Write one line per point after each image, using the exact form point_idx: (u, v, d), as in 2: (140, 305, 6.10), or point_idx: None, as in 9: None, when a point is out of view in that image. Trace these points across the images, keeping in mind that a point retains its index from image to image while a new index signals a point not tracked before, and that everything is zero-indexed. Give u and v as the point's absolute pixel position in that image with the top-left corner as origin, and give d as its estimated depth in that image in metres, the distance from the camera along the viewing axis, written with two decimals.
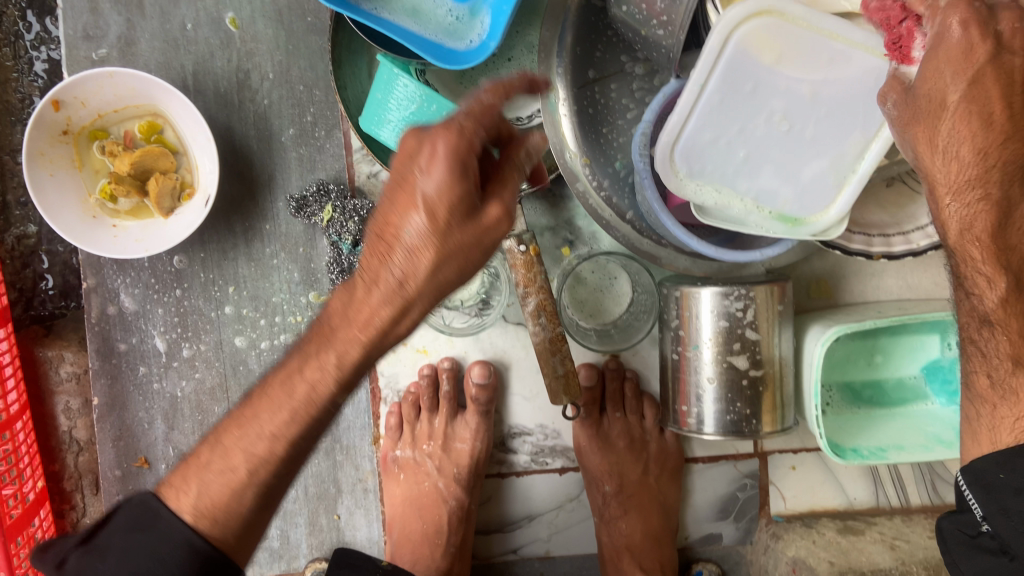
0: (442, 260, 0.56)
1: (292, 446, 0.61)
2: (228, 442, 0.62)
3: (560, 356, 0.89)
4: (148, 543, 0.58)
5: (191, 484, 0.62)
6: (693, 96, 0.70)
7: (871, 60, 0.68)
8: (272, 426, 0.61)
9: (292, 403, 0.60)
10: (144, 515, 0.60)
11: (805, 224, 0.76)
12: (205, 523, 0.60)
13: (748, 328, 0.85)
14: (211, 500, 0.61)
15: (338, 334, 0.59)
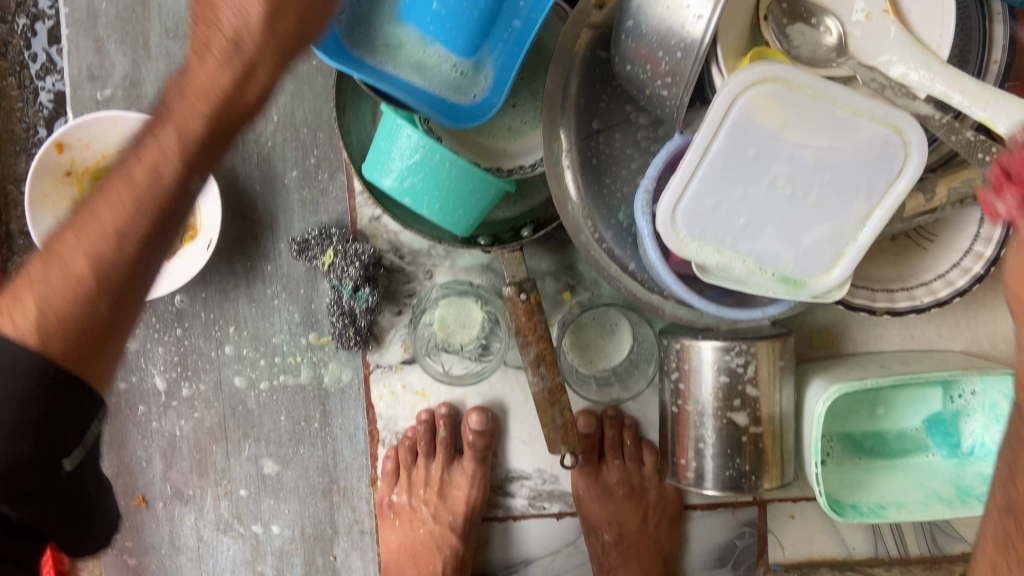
0: (274, 9, 0.59)
1: (141, 240, 0.57)
2: (64, 251, 0.56)
3: (558, 408, 0.89)
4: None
5: (26, 301, 0.54)
6: (696, 157, 0.70)
7: (875, 129, 0.68)
8: (115, 221, 0.57)
9: (127, 201, 0.58)
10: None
11: (806, 286, 0.76)
12: (48, 337, 0.53)
13: (748, 385, 0.84)
14: (54, 313, 0.54)
15: (176, 111, 0.61)
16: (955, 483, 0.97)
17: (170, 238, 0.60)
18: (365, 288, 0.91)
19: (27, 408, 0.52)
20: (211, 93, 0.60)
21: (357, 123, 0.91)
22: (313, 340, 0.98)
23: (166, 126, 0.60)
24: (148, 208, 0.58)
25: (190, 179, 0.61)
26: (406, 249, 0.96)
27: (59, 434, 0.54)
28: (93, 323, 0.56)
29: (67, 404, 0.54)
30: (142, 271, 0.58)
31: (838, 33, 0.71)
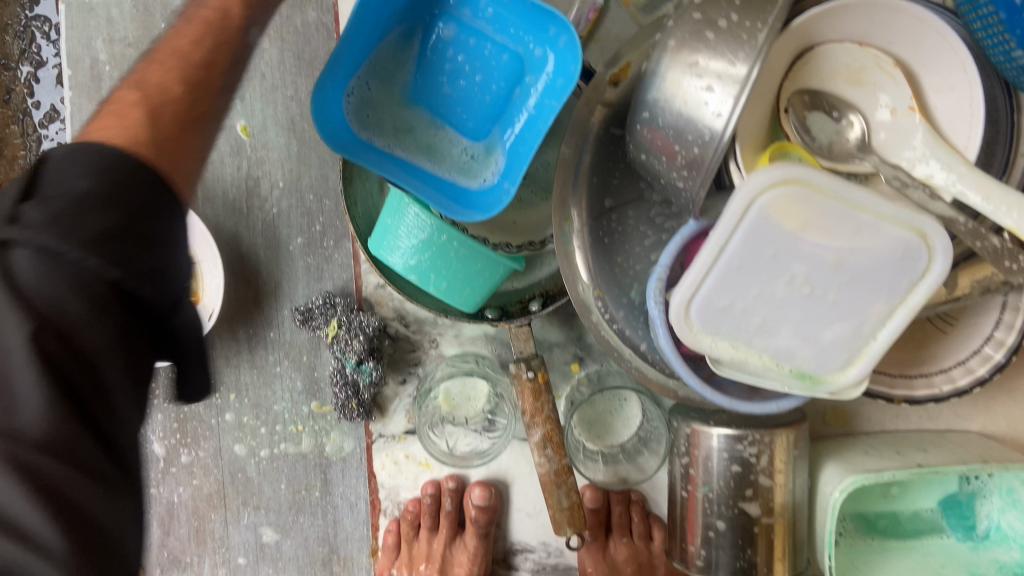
0: None
1: (220, 58, 0.62)
2: (151, 73, 0.58)
3: (564, 489, 0.86)
4: (94, 162, 0.48)
5: (124, 115, 0.54)
6: (712, 255, 0.69)
7: (900, 233, 0.66)
8: (195, 47, 0.61)
9: (187, 62, 0.60)
10: (85, 158, 0.48)
11: (823, 383, 0.74)
12: (124, 135, 0.52)
13: (761, 475, 0.82)
14: (164, 120, 0.55)
15: None
16: (971, 569, 0.94)
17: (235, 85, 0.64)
18: (370, 361, 0.90)
19: (120, 196, 0.47)
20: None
21: (363, 193, 0.88)
22: (315, 408, 0.96)
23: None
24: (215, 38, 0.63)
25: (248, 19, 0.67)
26: (411, 317, 0.94)
27: (143, 192, 0.49)
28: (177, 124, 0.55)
29: (153, 188, 0.50)
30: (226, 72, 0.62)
31: (862, 129, 0.70)
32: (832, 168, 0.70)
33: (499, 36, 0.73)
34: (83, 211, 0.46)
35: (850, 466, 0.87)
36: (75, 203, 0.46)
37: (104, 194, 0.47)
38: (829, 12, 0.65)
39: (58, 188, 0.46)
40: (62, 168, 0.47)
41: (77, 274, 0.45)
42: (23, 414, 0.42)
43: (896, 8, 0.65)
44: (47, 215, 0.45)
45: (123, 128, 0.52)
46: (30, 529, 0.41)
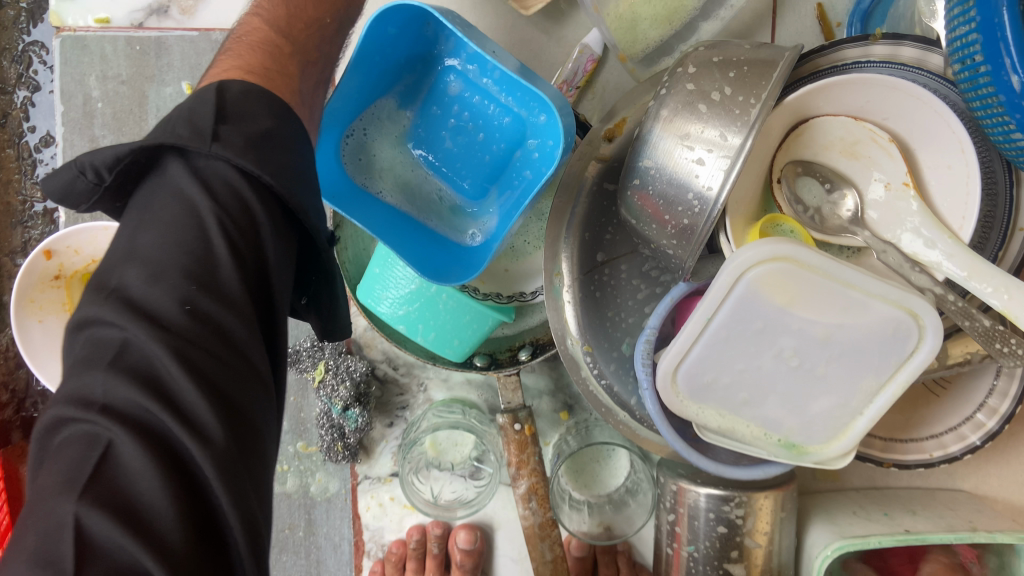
0: None
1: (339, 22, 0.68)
2: (290, 24, 0.65)
3: (548, 542, 0.86)
4: (261, 101, 0.54)
5: (247, 58, 0.59)
6: (699, 326, 0.68)
7: (890, 312, 0.65)
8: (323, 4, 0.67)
9: (322, 22, 0.67)
10: (247, 90, 0.54)
11: (809, 452, 0.73)
12: (274, 77, 0.58)
13: (747, 536, 0.81)
14: (282, 66, 0.60)
15: None
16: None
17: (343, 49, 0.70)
18: (356, 407, 0.89)
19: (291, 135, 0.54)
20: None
21: (353, 238, 0.87)
22: (301, 448, 0.95)
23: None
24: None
25: None
26: (401, 360, 0.95)
27: (300, 140, 0.55)
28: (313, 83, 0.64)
29: (304, 141, 0.56)
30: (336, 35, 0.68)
31: (855, 205, 0.68)
32: (823, 240, 0.69)
33: (504, 97, 0.71)
34: (270, 146, 0.51)
35: (838, 529, 0.87)
36: (264, 132, 0.52)
37: (281, 132, 0.53)
38: (820, 89, 0.65)
39: (246, 116, 0.52)
40: (247, 99, 0.53)
41: (261, 191, 0.50)
42: (211, 311, 0.46)
43: (891, 86, 0.64)
44: (244, 135, 0.50)
45: (266, 72, 0.58)
46: (198, 412, 0.43)
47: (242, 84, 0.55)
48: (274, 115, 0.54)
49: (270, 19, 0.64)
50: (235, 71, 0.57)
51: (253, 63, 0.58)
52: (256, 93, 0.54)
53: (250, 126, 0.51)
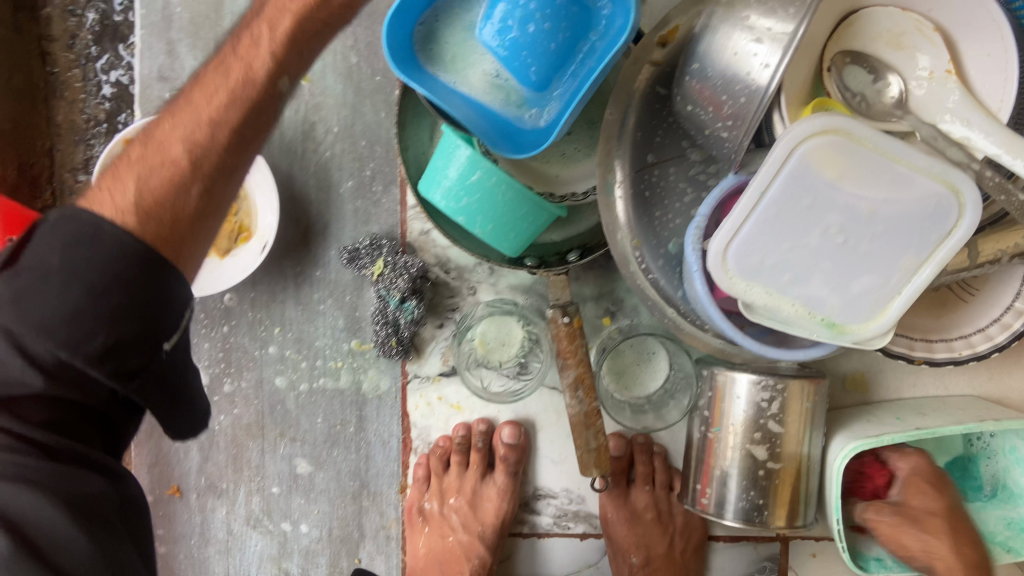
0: (280, 55, 0.70)
1: (233, 131, 0.67)
2: (162, 136, 0.66)
3: (593, 431, 0.90)
4: (84, 241, 0.58)
5: (127, 180, 0.64)
6: (752, 200, 0.72)
7: (932, 187, 0.70)
8: (208, 114, 0.66)
9: (194, 133, 0.66)
10: (86, 229, 0.58)
11: (849, 332, 0.77)
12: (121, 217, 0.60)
13: (771, 420, 0.86)
14: (153, 193, 0.63)
15: (228, 67, 0.69)
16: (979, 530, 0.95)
17: (222, 177, 0.67)
18: (412, 300, 0.94)
19: (111, 292, 0.58)
20: (299, 39, 0.70)
21: (414, 141, 0.92)
22: (354, 346, 1.00)
23: (255, 55, 0.69)
24: (237, 102, 0.68)
25: (278, 79, 0.70)
26: (453, 265, 0.99)
27: (155, 292, 0.60)
28: (194, 210, 0.65)
29: (164, 285, 0.61)
30: (226, 152, 0.67)
31: (900, 90, 0.73)
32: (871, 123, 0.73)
33: None
34: (48, 289, 0.57)
35: (852, 433, 0.92)
36: (40, 277, 0.57)
37: (65, 272, 0.57)
38: None
39: (39, 292, 0.57)
40: (45, 243, 0.58)
41: (31, 444, 0.61)
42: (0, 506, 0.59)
43: None
44: (9, 292, 0.57)
45: (153, 211, 0.62)
46: None
47: (117, 222, 0.60)
48: (103, 265, 0.58)
49: (147, 152, 0.65)
50: (104, 202, 0.62)
51: (152, 188, 0.63)
52: (71, 222, 0.59)
53: (32, 309, 0.57)
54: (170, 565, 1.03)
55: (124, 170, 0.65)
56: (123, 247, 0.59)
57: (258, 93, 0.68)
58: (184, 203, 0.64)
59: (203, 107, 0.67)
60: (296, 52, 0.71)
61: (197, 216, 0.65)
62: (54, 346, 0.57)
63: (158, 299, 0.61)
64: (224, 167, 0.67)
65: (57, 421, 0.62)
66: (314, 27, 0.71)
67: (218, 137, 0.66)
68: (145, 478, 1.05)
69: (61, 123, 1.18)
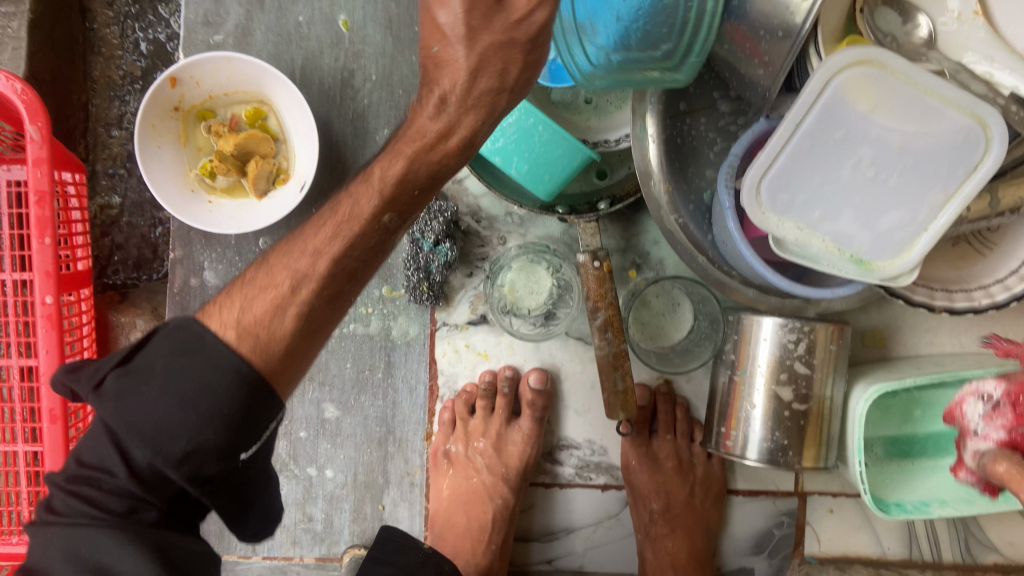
0: (385, 202, 0.67)
1: (334, 263, 0.66)
2: (276, 264, 0.67)
3: (621, 372, 0.92)
4: (188, 361, 0.59)
5: (235, 302, 0.65)
6: (787, 132, 0.75)
7: (961, 119, 0.72)
8: (317, 246, 0.67)
9: (299, 269, 0.66)
10: (191, 340, 0.61)
11: (877, 269, 0.79)
12: (237, 338, 0.61)
13: (798, 361, 0.88)
14: (255, 316, 0.64)
15: (344, 207, 0.68)
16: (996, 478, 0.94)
17: (322, 319, 0.67)
18: (445, 243, 0.96)
19: (207, 403, 0.58)
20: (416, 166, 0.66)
21: None
22: (385, 292, 1.02)
23: (370, 193, 0.67)
24: (349, 242, 0.67)
25: (385, 215, 0.67)
26: (484, 214, 1.01)
27: (242, 407, 0.59)
28: (291, 336, 0.64)
29: (258, 405, 0.60)
30: (331, 283, 0.66)
31: (929, 30, 0.77)
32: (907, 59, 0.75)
33: None
34: (150, 399, 0.58)
35: (872, 381, 0.94)
36: (145, 384, 0.59)
37: (169, 383, 0.59)
38: None
39: (141, 394, 0.58)
40: (158, 347, 0.61)
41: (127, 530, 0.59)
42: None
43: None
44: (114, 393, 0.59)
45: (255, 333, 0.62)
46: None
47: (222, 334, 0.61)
48: (206, 372, 0.59)
49: (262, 278, 0.67)
50: (214, 326, 0.62)
51: (254, 317, 0.63)
52: (182, 332, 0.61)
53: (133, 412, 0.58)
54: None
55: (236, 289, 0.67)
56: (222, 361, 0.60)
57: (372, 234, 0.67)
58: (282, 321, 0.64)
59: (322, 243, 0.66)
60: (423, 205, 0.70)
61: (299, 342, 0.65)
62: (146, 449, 0.58)
63: (250, 424, 0.60)
64: (329, 296, 0.67)
65: (154, 500, 0.60)
66: (434, 169, 0.67)
67: (326, 267, 0.66)
68: None
69: (97, 78, 1.21)
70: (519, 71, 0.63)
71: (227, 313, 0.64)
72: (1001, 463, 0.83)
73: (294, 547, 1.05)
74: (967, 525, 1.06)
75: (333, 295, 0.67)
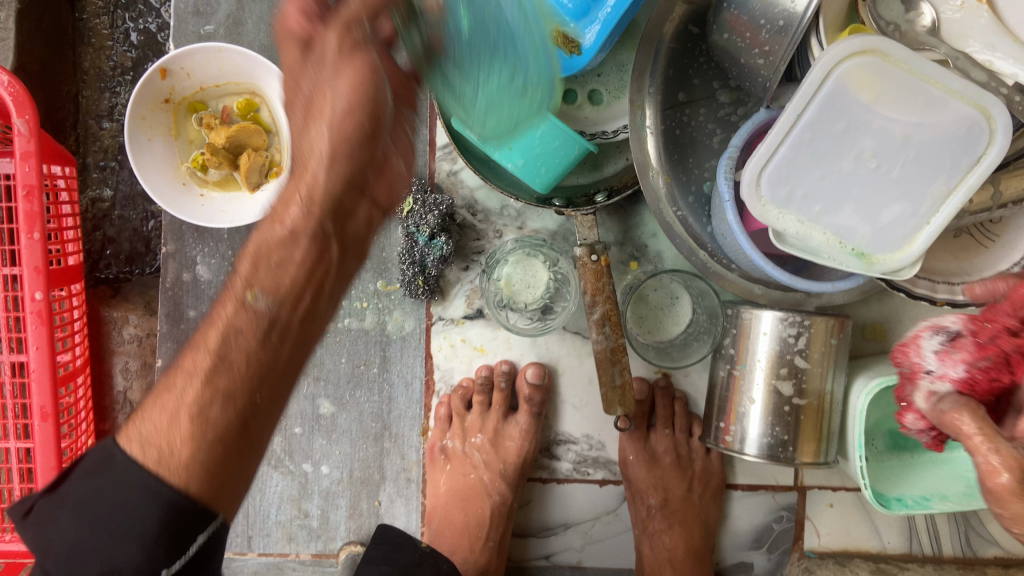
0: (261, 276, 0.58)
1: (218, 353, 0.57)
2: (173, 377, 0.59)
3: (619, 367, 0.91)
4: (101, 483, 0.53)
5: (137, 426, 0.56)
6: (788, 123, 0.74)
7: (965, 110, 0.71)
8: (206, 343, 0.58)
9: (189, 373, 0.58)
10: (102, 460, 0.54)
11: (879, 262, 0.78)
12: (152, 449, 0.54)
13: (798, 355, 0.86)
14: (154, 431, 0.55)
15: (223, 296, 0.59)
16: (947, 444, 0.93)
17: (227, 419, 0.57)
18: (441, 237, 0.95)
19: (122, 523, 0.51)
20: (260, 252, 0.58)
21: None
22: (381, 287, 1.01)
23: (234, 286, 0.59)
24: (228, 330, 0.58)
25: (251, 288, 0.58)
26: (480, 207, 0.99)
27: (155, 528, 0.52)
28: (191, 451, 0.54)
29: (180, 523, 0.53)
30: (220, 377, 0.57)
31: (932, 18, 0.75)
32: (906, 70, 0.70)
33: None
34: (63, 525, 0.52)
35: (873, 373, 0.93)
36: (58, 509, 0.53)
37: (81, 510, 0.52)
38: None
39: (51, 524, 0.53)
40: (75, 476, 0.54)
41: None
42: None
43: None
44: (32, 527, 0.54)
45: (154, 448, 0.54)
46: None
47: (128, 450, 0.55)
48: (116, 493, 0.53)
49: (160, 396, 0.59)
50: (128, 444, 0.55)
51: (154, 429, 0.56)
52: (99, 450, 0.55)
53: (48, 542, 0.53)
54: None
55: (149, 403, 0.59)
56: (131, 483, 0.53)
57: (238, 324, 0.57)
58: (175, 433, 0.55)
59: (206, 343, 0.58)
60: (314, 283, 0.59)
61: (207, 454, 0.55)
62: None
63: (172, 542, 0.52)
64: (225, 392, 0.57)
65: None
66: (292, 231, 0.58)
67: (200, 372, 0.57)
68: None
69: (87, 70, 1.19)
70: (338, 102, 0.55)
71: (135, 427, 0.57)
72: (962, 417, 0.56)
73: (290, 543, 1.05)
74: (968, 518, 1.05)
75: (223, 391, 0.57)
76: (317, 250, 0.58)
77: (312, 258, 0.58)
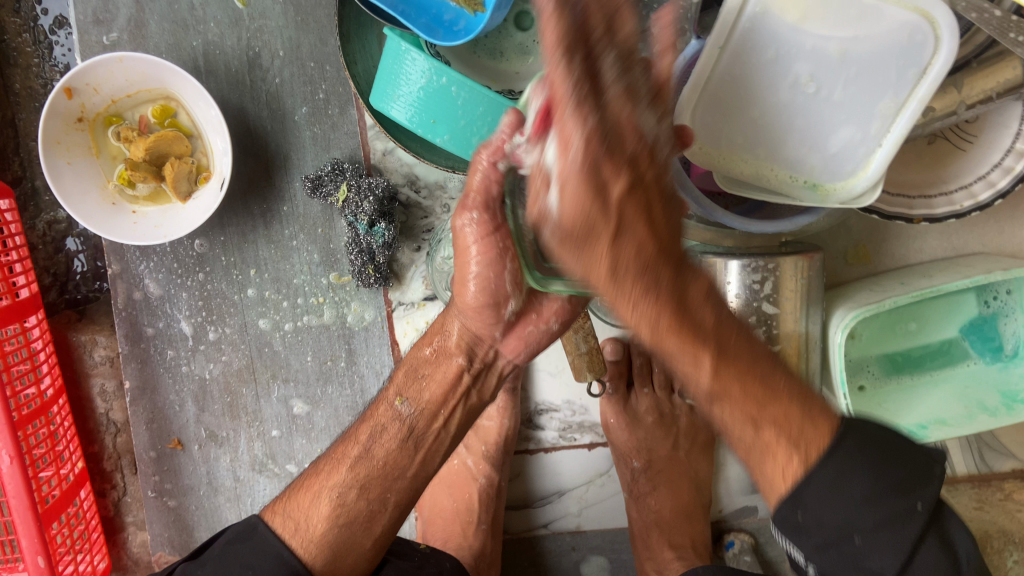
0: (419, 407, 0.74)
1: (367, 457, 0.72)
2: (323, 464, 0.75)
3: (581, 334, 0.87)
4: (243, 552, 0.69)
5: (280, 506, 0.73)
6: (712, 58, 0.66)
7: (904, 15, 0.64)
8: (356, 448, 0.73)
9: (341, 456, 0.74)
10: (246, 530, 0.71)
11: (835, 192, 0.72)
12: (296, 517, 0.71)
13: (765, 302, 0.83)
14: (298, 505, 0.72)
15: (374, 411, 0.75)
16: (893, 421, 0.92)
17: (361, 514, 0.71)
18: (381, 223, 0.89)
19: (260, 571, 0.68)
20: (415, 368, 0.75)
21: (362, 53, 0.87)
22: (334, 279, 0.97)
23: (387, 393, 0.76)
24: (374, 437, 0.73)
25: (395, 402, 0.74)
26: (422, 182, 0.94)
27: None
28: (327, 531, 0.70)
29: None
30: (355, 471, 0.72)
31: None
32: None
33: None
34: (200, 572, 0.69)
35: (855, 303, 0.87)
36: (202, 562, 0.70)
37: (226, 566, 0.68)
38: None
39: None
40: (216, 543, 0.72)
41: None
42: None
43: None
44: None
45: (291, 523, 0.71)
46: None
47: (271, 522, 0.72)
48: (253, 556, 0.69)
49: (318, 462, 0.76)
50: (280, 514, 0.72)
51: (297, 507, 0.72)
52: (246, 525, 0.72)
53: None
54: (182, 519, 1.04)
55: (300, 484, 0.75)
56: (268, 555, 0.69)
57: (383, 422, 0.74)
58: (316, 514, 0.71)
59: (358, 435, 0.75)
60: (454, 404, 0.75)
61: (337, 536, 0.70)
62: None
63: None
64: (362, 484, 0.72)
65: None
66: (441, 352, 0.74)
67: (348, 459, 0.73)
68: (143, 434, 1.03)
69: (18, 91, 1.07)
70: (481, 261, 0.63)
71: (280, 504, 0.74)
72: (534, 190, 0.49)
73: None
74: (980, 434, 1.02)
75: (355, 493, 0.71)
76: (453, 378, 0.74)
77: (452, 381, 0.74)
